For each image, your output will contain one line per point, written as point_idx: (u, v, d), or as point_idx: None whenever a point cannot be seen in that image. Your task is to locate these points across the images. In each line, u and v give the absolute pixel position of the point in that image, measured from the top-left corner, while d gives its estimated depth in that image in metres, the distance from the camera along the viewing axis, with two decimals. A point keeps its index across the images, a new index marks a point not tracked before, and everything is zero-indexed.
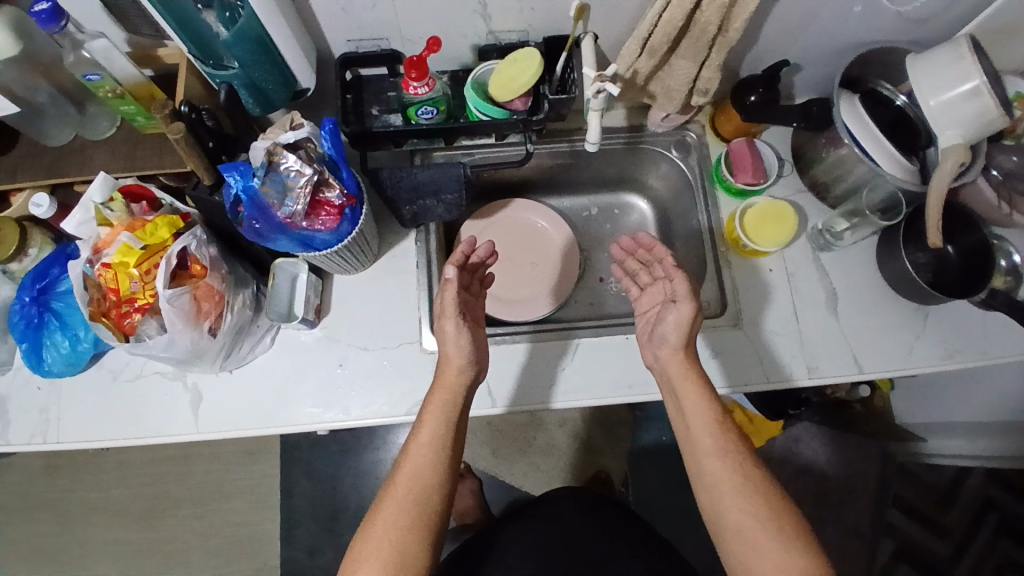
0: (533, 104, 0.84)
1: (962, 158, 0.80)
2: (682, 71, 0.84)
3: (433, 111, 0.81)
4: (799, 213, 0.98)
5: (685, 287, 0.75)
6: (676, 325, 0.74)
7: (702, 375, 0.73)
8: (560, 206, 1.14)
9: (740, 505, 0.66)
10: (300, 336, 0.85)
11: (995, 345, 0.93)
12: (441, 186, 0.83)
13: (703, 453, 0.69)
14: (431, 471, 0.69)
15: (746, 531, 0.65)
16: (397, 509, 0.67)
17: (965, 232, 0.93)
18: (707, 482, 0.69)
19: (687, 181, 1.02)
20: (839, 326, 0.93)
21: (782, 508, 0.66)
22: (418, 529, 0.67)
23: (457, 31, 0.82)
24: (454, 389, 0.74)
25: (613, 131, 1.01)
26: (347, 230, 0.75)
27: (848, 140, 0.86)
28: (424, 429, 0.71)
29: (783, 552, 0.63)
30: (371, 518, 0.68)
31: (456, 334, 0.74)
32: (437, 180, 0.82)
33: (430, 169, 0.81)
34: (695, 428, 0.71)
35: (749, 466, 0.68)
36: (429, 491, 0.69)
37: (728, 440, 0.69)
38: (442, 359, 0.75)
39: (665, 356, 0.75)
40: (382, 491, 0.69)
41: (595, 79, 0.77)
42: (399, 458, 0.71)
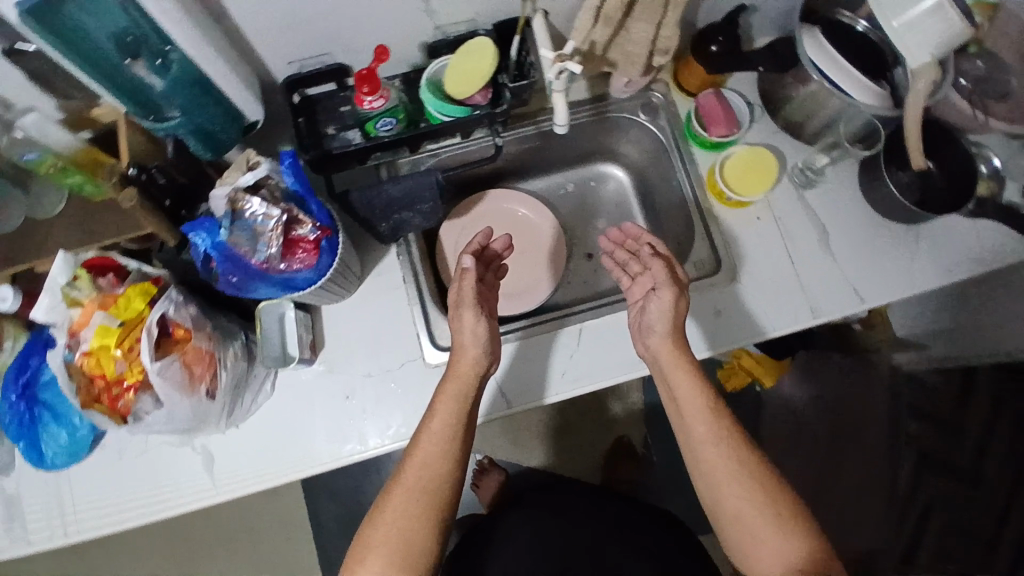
0: (494, 96, 0.80)
1: (933, 76, 0.81)
2: (641, 34, 0.82)
3: (392, 122, 0.78)
4: (778, 155, 0.95)
5: (665, 272, 0.75)
6: (661, 314, 0.74)
7: (693, 362, 0.73)
8: (535, 188, 1.10)
9: (736, 492, 0.67)
10: (300, 375, 0.82)
11: (989, 253, 0.93)
12: (415, 196, 0.82)
13: (697, 439, 0.70)
14: (442, 461, 0.69)
15: (741, 518, 0.66)
16: (405, 502, 0.67)
17: (945, 145, 0.93)
18: (702, 467, 0.70)
19: (661, 144, 1.00)
20: (833, 264, 0.93)
21: (777, 493, 0.67)
22: (424, 522, 0.67)
23: (402, 32, 0.77)
24: (463, 382, 0.74)
25: (578, 105, 0.97)
26: (328, 263, 0.71)
27: (818, 76, 0.85)
28: (435, 420, 0.71)
29: (780, 537, 0.64)
30: (377, 511, 0.68)
31: (474, 323, 0.75)
32: (411, 190, 0.81)
33: (402, 181, 0.81)
34: (689, 416, 0.71)
35: (744, 451, 0.68)
36: (438, 481, 0.68)
37: (721, 426, 0.70)
38: (453, 356, 0.76)
39: (656, 345, 0.75)
40: (389, 484, 0.69)
41: (556, 60, 0.75)
42: (409, 451, 0.71)
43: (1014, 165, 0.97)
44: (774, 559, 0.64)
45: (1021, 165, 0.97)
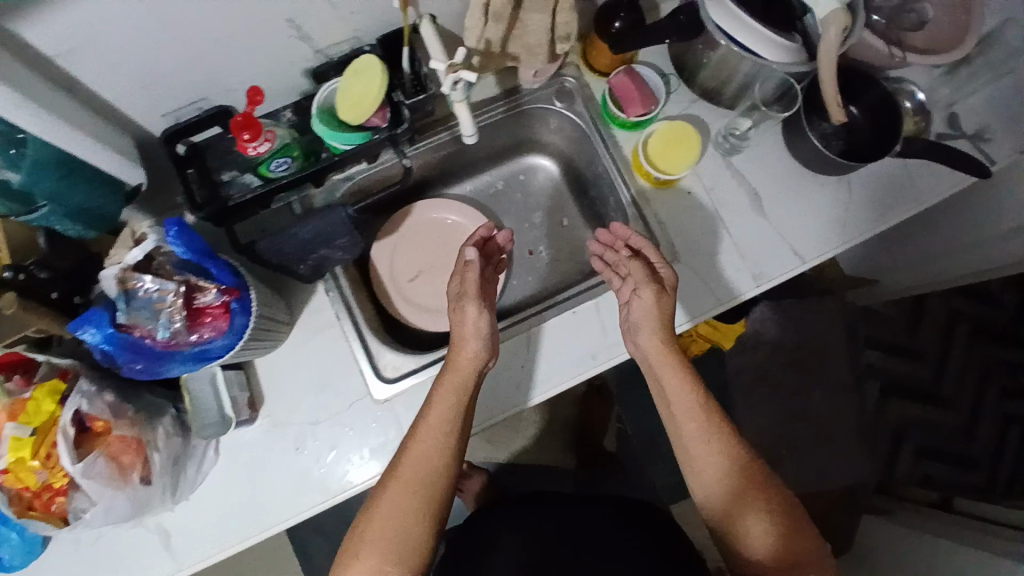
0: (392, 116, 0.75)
1: (844, 23, 0.78)
2: (536, 25, 0.77)
3: (286, 162, 0.72)
4: (699, 124, 0.93)
5: (643, 272, 0.77)
6: (643, 314, 0.76)
7: (682, 360, 0.75)
8: (465, 192, 1.06)
9: (729, 488, 0.69)
10: (244, 436, 0.79)
11: (922, 190, 0.92)
12: (329, 233, 0.76)
13: (688, 436, 0.72)
14: (440, 455, 0.69)
15: (732, 512, 0.68)
16: (403, 494, 0.67)
17: (865, 89, 0.91)
18: (691, 458, 0.72)
19: (581, 130, 0.96)
20: (770, 226, 0.91)
21: (765, 487, 0.69)
22: (422, 514, 0.67)
23: (279, 63, 0.71)
24: (463, 376, 0.74)
25: (490, 102, 0.93)
26: (244, 323, 0.66)
27: (725, 40, 0.82)
28: (436, 412, 0.71)
29: (769, 528, 0.66)
30: (374, 501, 0.68)
31: (477, 317, 0.76)
32: (323, 228, 0.75)
33: (311, 221, 0.74)
34: (680, 414, 0.73)
35: (734, 447, 0.71)
36: (435, 473, 0.69)
37: (711, 421, 0.72)
38: (453, 346, 0.75)
39: (644, 343, 0.77)
40: (387, 474, 0.69)
41: (447, 70, 0.70)
42: (408, 441, 0.71)
43: (938, 95, 0.95)
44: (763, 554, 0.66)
45: (944, 95, 0.95)
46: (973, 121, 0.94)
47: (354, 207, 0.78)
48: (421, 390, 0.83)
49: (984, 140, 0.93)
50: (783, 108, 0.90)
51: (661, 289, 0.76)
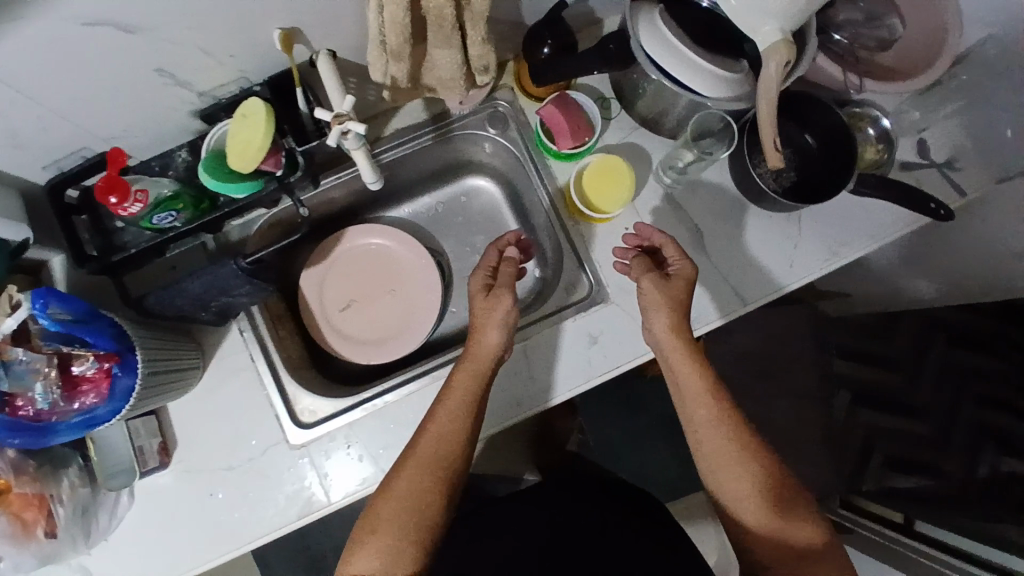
0: (287, 163, 0.71)
1: (784, 57, 0.69)
2: (446, 60, 0.71)
3: (171, 216, 0.68)
4: (638, 154, 0.88)
5: (644, 266, 0.78)
6: (661, 299, 0.75)
7: (696, 348, 0.74)
8: (403, 214, 1.02)
9: (743, 476, 0.69)
10: (158, 480, 0.80)
11: (877, 227, 0.86)
12: (223, 285, 0.71)
13: (699, 423, 0.72)
14: (456, 436, 0.72)
15: (746, 499, 0.68)
16: (419, 474, 0.69)
17: (821, 117, 0.83)
18: (706, 455, 0.71)
19: (515, 156, 0.91)
20: (711, 263, 0.86)
21: (776, 476, 0.69)
22: (435, 495, 0.69)
23: (165, 112, 0.67)
24: (480, 363, 0.75)
25: (416, 129, 0.88)
26: (128, 383, 0.66)
27: (656, 74, 0.76)
28: (452, 397, 0.73)
29: (781, 521, 0.67)
30: (391, 481, 0.70)
31: (505, 304, 0.77)
32: (214, 282, 0.70)
33: (200, 276, 0.69)
34: (691, 402, 0.73)
35: (744, 434, 0.70)
36: (452, 452, 0.71)
37: (722, 409, 0.71)
38: (472, 334, 0.77)
39: (658, 332, 0.75)
40: (403, 457, 0.71)
41: (333, 123, 0.63)
42: (425, 426, 0.73)
43: (905, 119, 0.87)
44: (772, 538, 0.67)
45: (911, 118, 0.87)
46: (943, 148, 0.86)
47: (248, 259, 0.70)
48: (337, 435, 0.82)
49: (954, 169, 0.85)
50: (722, 146, 0.84)
51: (664, 279, 0.75)
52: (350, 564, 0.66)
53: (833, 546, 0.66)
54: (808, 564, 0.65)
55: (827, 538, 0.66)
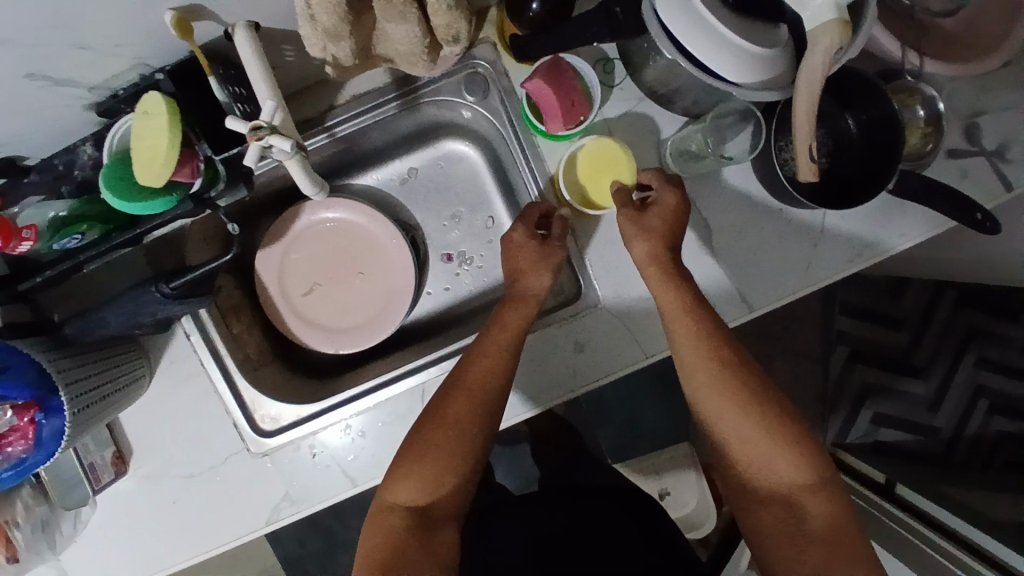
0: (206, 171, 0.59)
1: (838, 39, 0.55)
2: (401, 34, 0.56)
3: (75, 239, 0.58)
4: (639, 135, 0.74)
5: (623, 198, 0.69)
6: (661, 213, 0.67)
7: (675, 265, 0.66)
8: (370, 182, 0.89)
9: (731, 403, 0.62)
10: (116, 489, 0.76)
11: (909, 223, 0.74)
12: (140, 309, 0.65)
13: (678, 342, 0.65)
14: (504, 370, 0.66)
15: (734, 427, 0.62)
16: (467, 407, 0.65)
17: (865, 99, 0.69)
18: (692, 378, 0.64)
19: (496, 128, 0.78)
20: (718, 266, 0.75)
21: (768, 402, 0.62)
22: (480, 425, 0.64)
23: (53, 109, 0.55)
24: (530, 305, 0.69)
25: (377, 97, 0.75)
26: (56, 425, 0.60)
27: (672, 52, 0.60)
28: (502, 332, 0.67)
29: (777, 450, 0.60)
30: (439, 406, 0.65)
31: (558, 246, 0.71)
32: (130, 308, 0.65)
33: (118, 307, 0.64)
34: (671, 321, 0.65)
35: (729, 357, 0.63)
36: (499, 379, 0.65)
37: (703, 329, 0.64)
38: (517, 273, 0.71)
39: (640, 252, 0.67)
40: (448, 388, 0.66)
41: (249, 138, 0.51)
42: (471, 356, 0.67)
43: (961, 99, 0.72)
44: (765, 466, 0.61)
45: (967, 99, 0.72)
46: (1000, 136, 0.72)
47: (172, 285, 0.64)
48: (301, 442, 0.76)
49: (1006, 160, 0.71)
50: (749, 151, 0.72)
51: (637, 214, 0.67)
52: (391, 490, 0.63)
53: (825, 479, 0.60)
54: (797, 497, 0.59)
55: (827, 473, 0.60)
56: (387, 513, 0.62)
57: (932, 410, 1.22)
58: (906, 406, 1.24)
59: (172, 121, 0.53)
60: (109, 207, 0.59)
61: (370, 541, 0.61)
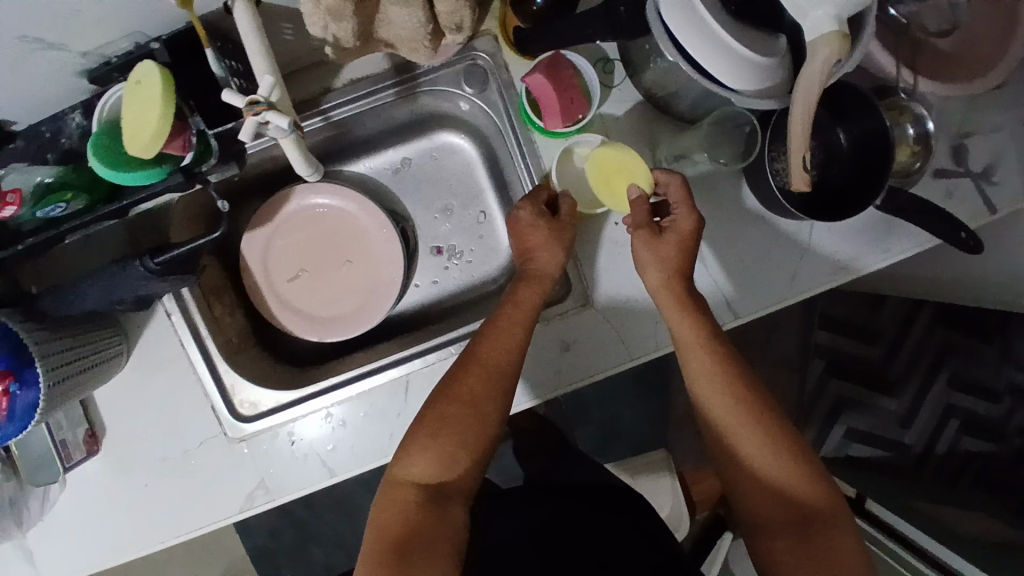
0: (199, 146, 0.57)
1: (834, 52, 0.56)
2: (406, 18, 0.56)
3: (59, 208, 0.56)
4: (637, 136, 0.75)
5: (642, 214, 0.67)
6: (677, 234, 0.65)
7: (693, 292, 0.66)
8: (362, 170, 0.89)
9: (742, 434, 0.62)
10: (86, 469, 0.74)
11: (897, 236, 0.75)
12: (122, 285, 0.63)
13: (693, 373, 0.65)
14: (516, 346, 0.65)
15: (745, 455, 0.62)
16: (480, 383, 0.64)
17: (858, 113, 0.70)
18: (706, 408, 0.65)
19: (494, 122, 0.78)
20: (706, 273, 0.75)
21: (782, 434, 0.62)
22: (498, 398, 0.64)
23: (42, 75, 0.54)
24: (543, 284, 0.69)
25: (377, 83, 0.74)
26: (31, 400, 0.59)
27: (673, 56, 0.60)
28: (516, 310, 0.66)
29: (788, 483, 0.60)
30: (449, 381, 0.64)
31: (569, 219, 0.70)
32: (110, 284, 0.63)
33: (98, 280, 0.62)
34: (686, 351, 0.65)
35: (743, 389, 0.63)
36: (510, 354, 0.65)
37: (719, 361, 0.64)
38: (528, 252, 0.70)
39: (653, 280, 0.66)
40: (460, 364, 0.65)
41: (247, 113, 0.50)
42: (480, 334, 0.66)
43: (951, 120, 0.74)
44: (777, 495, 0.61)
45: (956, 119, 0.74)
46: (986, 157, 0.73)
47: (156, 260, 0.62)
48: (280, 430, 0.75)
49: (990, 182, 0.73)
50: (742, 156, 0.72)
51: (652, 238, 0.65)
52: (404, 465, 0.62)
53: (838, 511, 0.59)
54: (806, 525, 0.59)
55: (837, 506, 0.59)
56: (398, 487, 0.61)
57: (903, 426, 1.20)
58: (876, 420, 1.24)
59: (166, 96, 0.51)
60: (94, 176, 0.58)
61: (383, 519, 0.60)
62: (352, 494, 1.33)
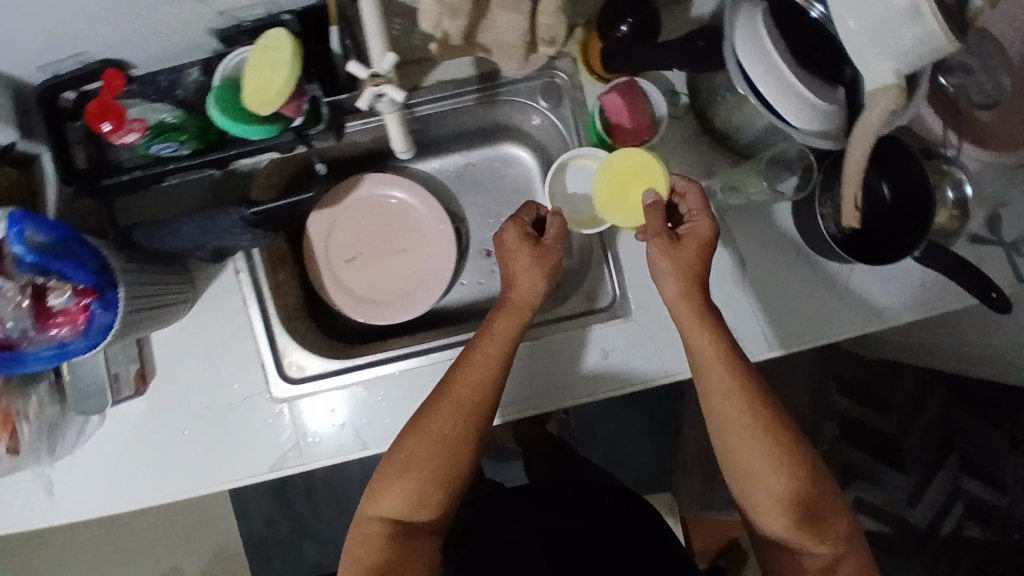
0: (310, 112, 0.63)
1: (894, 103, 0.61)
2: (510, 25, 0.63)
3: (171, 146, 0.62)
4: (694, 166, 0.80)
5: (659, 222, 0.67)
6: (697, 243, 0.66)
7: (711, 309, 0.66)
8: (427, 169, 0.94)
9: (755, 452, 0.63)
10: (127, 408, 0.77)
11: (929, 294, 0.79)
12: (215, 231, 0.68)
13: (708, 387, 0.65)
14: (486, 384, 0.67)
15: (755, 474, 0.63)
16: (450, 419, 0.66)
17: (901, 170, 0.76)
18: (719, 424, 0.65)
19: (561, 136, 0.84)
20: (744, 301, 0.79)
21: (793, 455, 0.63)
22: (469, 435, 0.67)
23: (181, 26, 0.60)
24: (522, 313, 0.69)
25: (461, 86, 0.80)
26: (106, 320, 0.62)
27: (744, 89, 0.66)
28: (490, 345, 0.68)
29: (796, 502, 0.62)
30: (420, 419, 0.67)
31: (551, 248, 0.70)
32: (205, 228, 0.68)
33: (193, 221, 0.67)
34: (701, 365, 0.65)
35: (760, 407, 0.63)
36: (479, 393, 0.67)
37: (739, 377, 0.64)
38: (509, 279, 0.71)
39: (671, 290, 0.66)
40: (433, 401, 0.67)
41: (367, 83, 0.57)
42: (454, 372, 0.68)
43: (987, 190, 0.79)
44: (785, 515, 0.63)
45: (991, 190, 0.79)
46: (1015, 228, 0.78)
47: (252, 209, 0.68)
48: (321, 396, 0.78)
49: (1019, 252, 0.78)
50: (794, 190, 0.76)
51: (670, 244, 0.66)
52: (374, 503, 0.67)
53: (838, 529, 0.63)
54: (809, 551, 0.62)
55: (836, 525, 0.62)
56: (370, 521, 0.67)
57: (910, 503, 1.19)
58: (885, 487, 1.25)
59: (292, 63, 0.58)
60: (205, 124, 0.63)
61: (358, 555, 0.65)
62: (353, 491, 1.33)
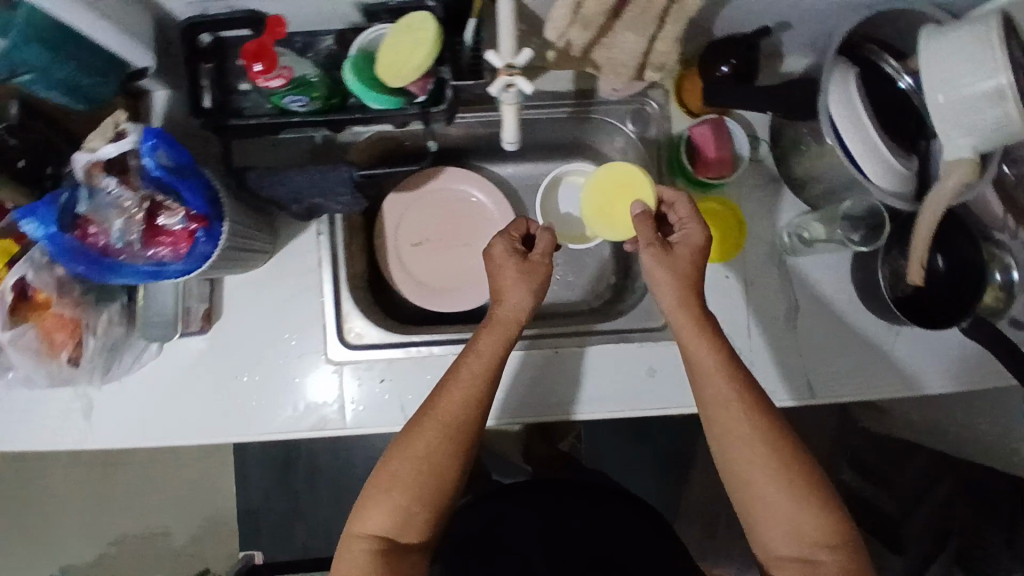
0: (433, 92, 0.68)
1: (968, 175, 0.64)
2: (628, 45, 0.68)
3: (302, 101, 0.66)
4: (763, 209, 0.85)
5: (651, 231, 0.70)
6: (691, 249, 0.69)
7: (713, 325, 0.68)
8: (502, 173, 0.99)
9: (756, 462, 0.64)
10: (185, 344, 0.78)
11: (969, 369, 0.82)
12: (323, 185, 0.73)
13: (708, 397, 0.67)
14: (473, 397, 0.67)
15: (755, 483, 0.64)
16: (436, 438, 0.65)
17: (960, 244, 0.80)
18: (720, 436, 0.66)
19: (641, 161, 0.88)
20: (793, 344, 0.82)
21: (794, 468, 0.64)
22: (457, 444, 0.66)
23: None
24: (506, 330, 0.69)
25: (558, 98, 0.85)
26: (205, 250, 0.63)
27: (831, 140, 0.69)
28: (476, 362, 0.67)
29: (799, 511, 0.63)
30: (408, 434, 0.66)
31: (541, 260, 0.71)
32: (314, 183, 0.73)
33: (306, 172, 0.72)
34: (699, 377, 0.68)
35: (759, 417, 0.65)
36: (464, 408, 0.66)
37: (740, 388, 0.66)
38: (497, 293, 0.71)
39: (672, 305, 0.68)
40: (419, 412, 0.67)
41: (502, 72, 0.61)
42: (442, 388, 0.68)
43: None
44: (787, 530, 0.64)
45: None
46: None
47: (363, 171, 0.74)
48: (374, 365, 0.79)
49: None
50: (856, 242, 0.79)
51: (663, 253, 0.68)
52: (360, 520, 0.66)
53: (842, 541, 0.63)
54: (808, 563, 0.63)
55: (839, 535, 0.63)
56: (356, 540, 0.65)
57: None
58: None
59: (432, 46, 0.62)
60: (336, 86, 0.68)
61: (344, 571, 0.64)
62: (356, 481, 1.32)
